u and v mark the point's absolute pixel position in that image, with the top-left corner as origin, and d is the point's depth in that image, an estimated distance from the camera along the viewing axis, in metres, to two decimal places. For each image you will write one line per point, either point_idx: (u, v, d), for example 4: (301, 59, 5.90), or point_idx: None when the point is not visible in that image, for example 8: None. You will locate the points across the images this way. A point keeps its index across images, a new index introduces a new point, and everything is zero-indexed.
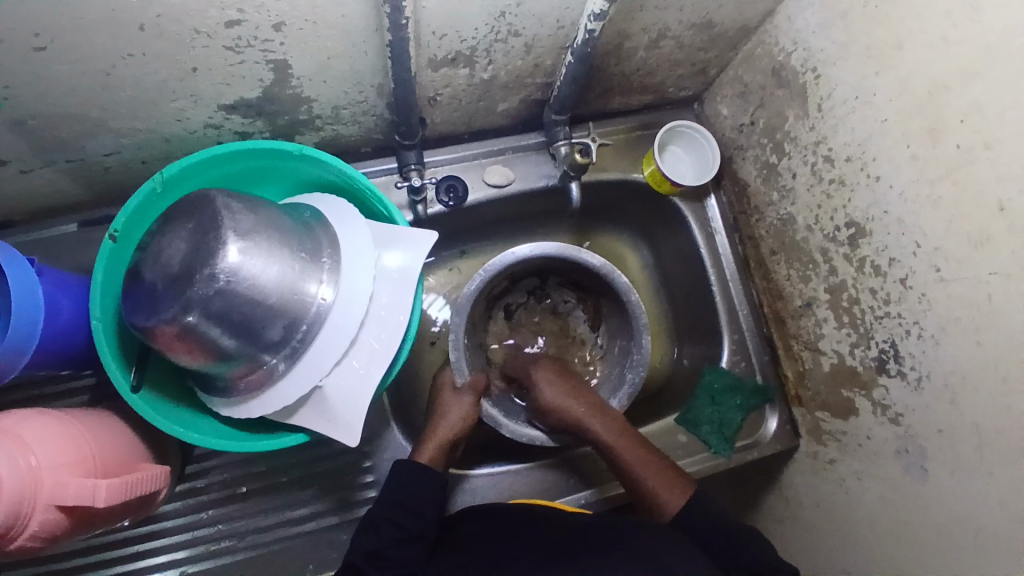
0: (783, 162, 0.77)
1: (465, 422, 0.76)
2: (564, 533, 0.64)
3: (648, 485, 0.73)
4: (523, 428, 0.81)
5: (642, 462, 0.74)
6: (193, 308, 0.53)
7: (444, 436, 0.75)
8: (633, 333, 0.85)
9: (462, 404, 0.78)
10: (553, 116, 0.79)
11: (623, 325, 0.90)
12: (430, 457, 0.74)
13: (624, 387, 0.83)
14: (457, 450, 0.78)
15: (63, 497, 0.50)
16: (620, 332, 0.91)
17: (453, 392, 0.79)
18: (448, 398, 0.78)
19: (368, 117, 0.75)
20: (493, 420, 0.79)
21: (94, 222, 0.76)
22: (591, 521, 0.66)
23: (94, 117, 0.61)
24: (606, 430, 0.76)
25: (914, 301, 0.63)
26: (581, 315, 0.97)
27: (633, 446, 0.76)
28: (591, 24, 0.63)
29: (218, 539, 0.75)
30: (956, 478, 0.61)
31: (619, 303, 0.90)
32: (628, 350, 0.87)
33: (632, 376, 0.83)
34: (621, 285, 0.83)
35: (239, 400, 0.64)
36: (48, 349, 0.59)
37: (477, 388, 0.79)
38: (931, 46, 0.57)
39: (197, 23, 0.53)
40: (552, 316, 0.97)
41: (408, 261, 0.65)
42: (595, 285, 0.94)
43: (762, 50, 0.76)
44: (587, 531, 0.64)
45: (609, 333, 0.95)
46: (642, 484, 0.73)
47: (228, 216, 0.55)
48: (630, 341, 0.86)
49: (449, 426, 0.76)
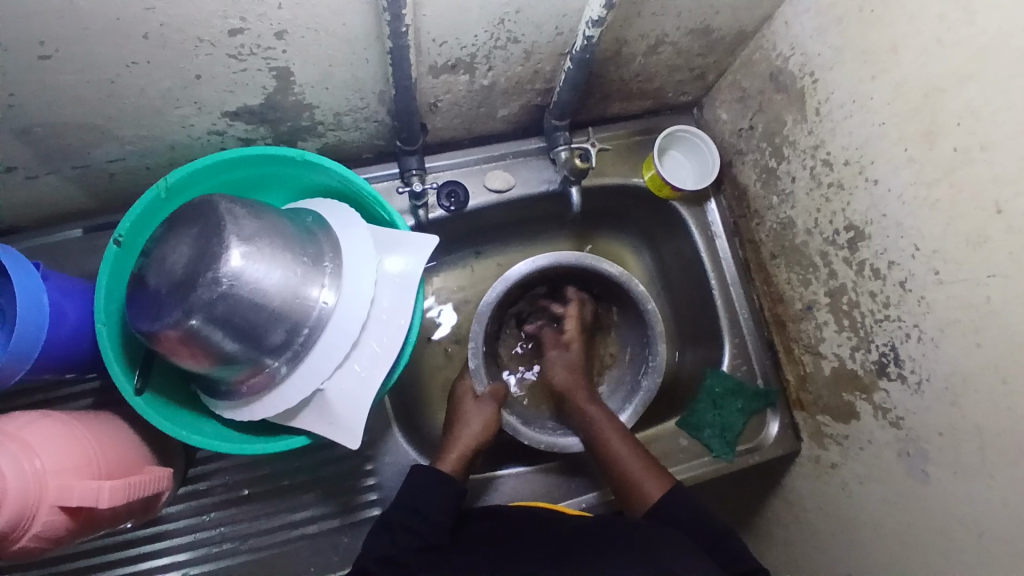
0: (781, 167, 0.77)
1: (489, 430, 0.77)
2: (567, 535, 0.64)
3: (626, 467, 0.75)
4: (542, 435, 0.82)
5: (637, 467, 0.74)
6: (197, 312, 0.53)
7: (467, 444, 0.76)
8: (648, 339, 0.87)
9: (483, 411, 0.79)
10: (553, 122, 0.80)
11: (637, 332, 0.92)
12: (453, 465, 0.74)
13: (638, 395, 0.85)
14: (476, 460, 0.78)
15: (68, 498, 0.51)
16: (633, 339, 0.93)
17: (473, 401, 0.80)
18: (469, 407, 0.79)
19: (370, 123, 0.75)
20: (512, 428, 0.81)
21: (99, 227, 0.77)
22: (592, 524, 0.66)
23: (98, 125, 0.62)
24: (594, 413, 0.80)
25: (914, 303, 0.63)
26: (591, 323, 0.97)
27: (632, 447, 0.76)
28: (589, 30, 0.63)
29: (221, 541, 0.75)
30: (957, 481, 0.61)
31: (634, 311, 0.91)
32: (643, 357, 0.89)
33: (648, 382, 0.85)
34: (639, 294, 0.85)
35: (241, 404, 0.64)
36: (53, 352, 0.60)
37: (498, 395, 0.81)
38: (926, 50, 0.57)
39: (200, 32, 0.54)
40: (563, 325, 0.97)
41: (409, 266, 0.66)
42: (608, 293, 0.94)
43: (760, 55, 0.76)
44: (587, 534, 0.64)
45: (618, 342, 0.95)
46: (621, 467, 0.75)
47: (231, 221, 0.56)
48: (646, 349, 0.88)
49: (470, 435, 0.76)
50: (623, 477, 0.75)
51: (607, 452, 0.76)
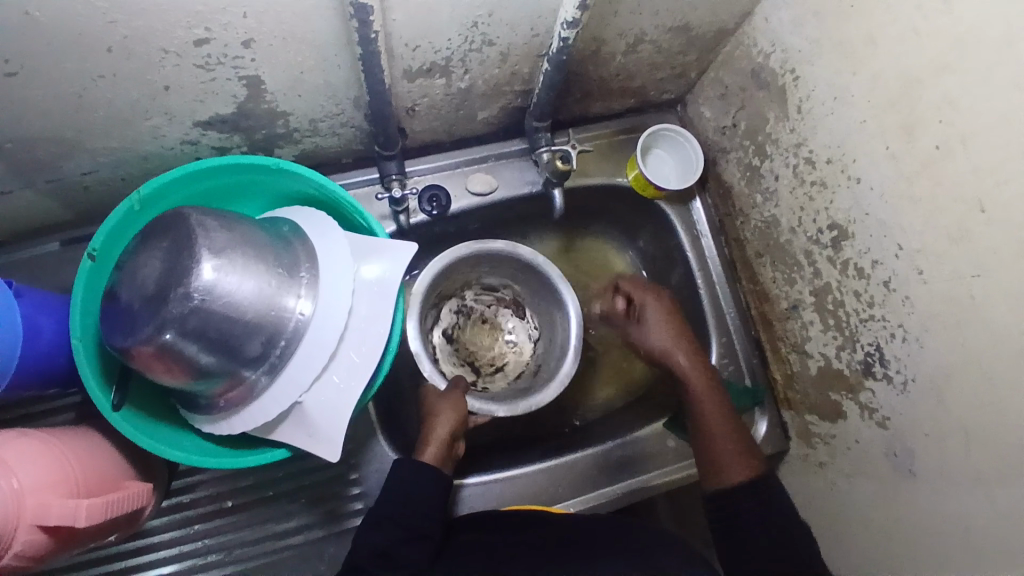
0: (765, 165, 0.77)
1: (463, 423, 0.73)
2: (569, 534, 0.65)
3: (714, 434, 0.74)
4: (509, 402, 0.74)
5: (724, 444, 0.73)
6: (169, 327, 0.53)
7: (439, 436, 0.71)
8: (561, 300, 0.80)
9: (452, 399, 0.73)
10: (534, 123, 0.79)
11: (541, 293, 0.84)
12: (436, 459, 0.70)
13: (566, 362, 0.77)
14: (458, 447, 0.75)
15: (46, 518, 0.50)
16: (543, 302, 0.85)
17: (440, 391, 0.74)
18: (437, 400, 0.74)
19: (347, 128, 0.74)
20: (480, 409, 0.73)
21: (77, 239, 0.76)
22: (592, 529, 0.66)
23: (69, 138, 0.61)
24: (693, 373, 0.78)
25: (897, 303, 0.62)
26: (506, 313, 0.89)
27: (724, 417, 0.75)
28: (564, 32, 0.62)
29: (206, 554, 0.75)
30: (945, 482, 0.60)
31: (532, 283, 0.84)
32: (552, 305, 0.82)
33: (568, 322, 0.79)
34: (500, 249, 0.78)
35: (221, 417, 0.64)
36: (30, 370, 0.59)
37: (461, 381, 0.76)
38: (906, 45, 0.56)
39: (165, 43, 0.53)
40: (482, 324, 0.88)
41: (388, 273, 0.65)
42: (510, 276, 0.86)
43: (741, 51, 0.75)
44: (591, 543, 0.63)
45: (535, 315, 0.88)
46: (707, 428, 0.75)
47: (202, 234, 0.55)
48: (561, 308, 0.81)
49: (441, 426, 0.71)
50: (704, 440, 0.75)
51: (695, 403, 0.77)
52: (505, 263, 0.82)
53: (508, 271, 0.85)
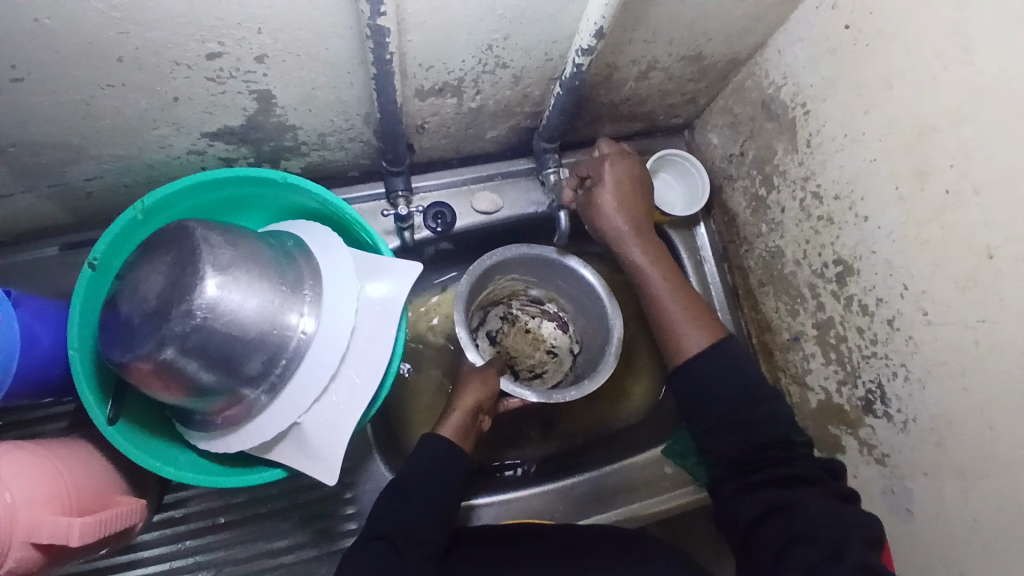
0: (772, 195, 0.77)
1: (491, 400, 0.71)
2: (571, 547, 0.65)
3: (671, 320, 0.72)
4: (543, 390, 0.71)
5: (682, 326, 0.71)
6: (170, 344, 0.52)
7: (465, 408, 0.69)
8: (604, 314, 0.77)
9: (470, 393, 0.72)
10: (543, 144, 0.78)
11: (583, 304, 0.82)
12: (457, 430, 0.69)
13: (604, 362, 0.73)
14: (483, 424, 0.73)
15: (38, 536, 0.49)
16: (586, 316, 0.82)
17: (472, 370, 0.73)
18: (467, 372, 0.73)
19: (355, 143, 0.74)
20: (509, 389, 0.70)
21: (76, 244, 0.75)
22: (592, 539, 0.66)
23: (74, 144, 0.60)
24: (636, 251, 0.75)
25: (901, 343, 0.62)
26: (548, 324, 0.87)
27: (676, 295, 0.73)
28: (579, 58, 0.62)
29: (195, 570, 0.74)
30: (940, 523, 0.61)
31: (577, 297, 0.82)
32: (593, 310, 0.79)
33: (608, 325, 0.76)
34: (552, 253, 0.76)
35: (218, 434, 0.63)
36: (25, 380, 0.58)
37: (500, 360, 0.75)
38: (920, 88, 0.56)
39: (177, 55, 0.52)
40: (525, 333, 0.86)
41: (392, 292, 0.65)
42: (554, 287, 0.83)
43: (753, 82, 0.75)
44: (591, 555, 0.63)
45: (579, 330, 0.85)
46: (666, 317, 0.72)
47: (207, 250, 0.54)
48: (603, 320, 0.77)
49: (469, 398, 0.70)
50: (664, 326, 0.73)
51: (648, 286, 0.75)
52: (548, 272, 0.80)
53: (553, 284, 0.83)
